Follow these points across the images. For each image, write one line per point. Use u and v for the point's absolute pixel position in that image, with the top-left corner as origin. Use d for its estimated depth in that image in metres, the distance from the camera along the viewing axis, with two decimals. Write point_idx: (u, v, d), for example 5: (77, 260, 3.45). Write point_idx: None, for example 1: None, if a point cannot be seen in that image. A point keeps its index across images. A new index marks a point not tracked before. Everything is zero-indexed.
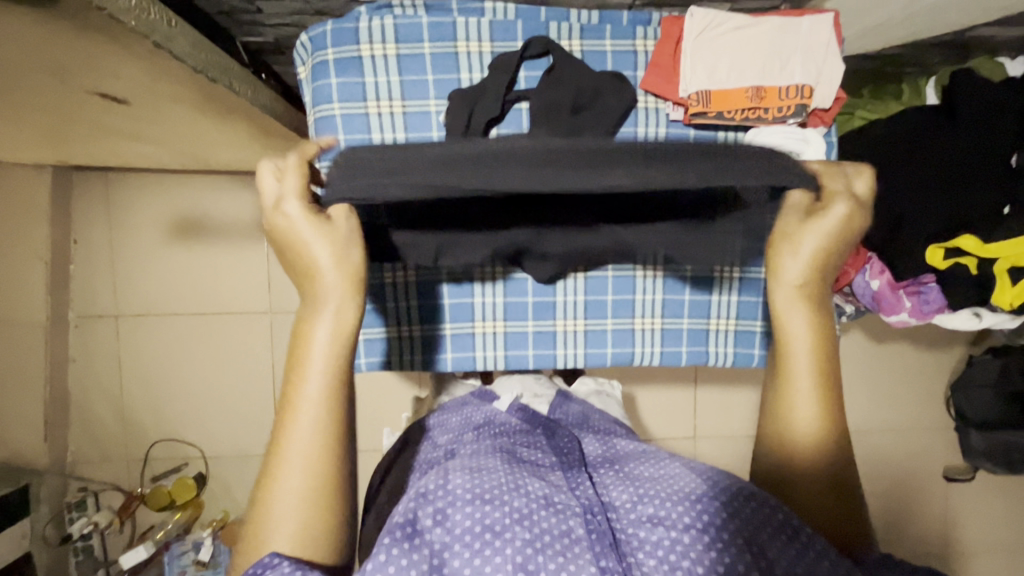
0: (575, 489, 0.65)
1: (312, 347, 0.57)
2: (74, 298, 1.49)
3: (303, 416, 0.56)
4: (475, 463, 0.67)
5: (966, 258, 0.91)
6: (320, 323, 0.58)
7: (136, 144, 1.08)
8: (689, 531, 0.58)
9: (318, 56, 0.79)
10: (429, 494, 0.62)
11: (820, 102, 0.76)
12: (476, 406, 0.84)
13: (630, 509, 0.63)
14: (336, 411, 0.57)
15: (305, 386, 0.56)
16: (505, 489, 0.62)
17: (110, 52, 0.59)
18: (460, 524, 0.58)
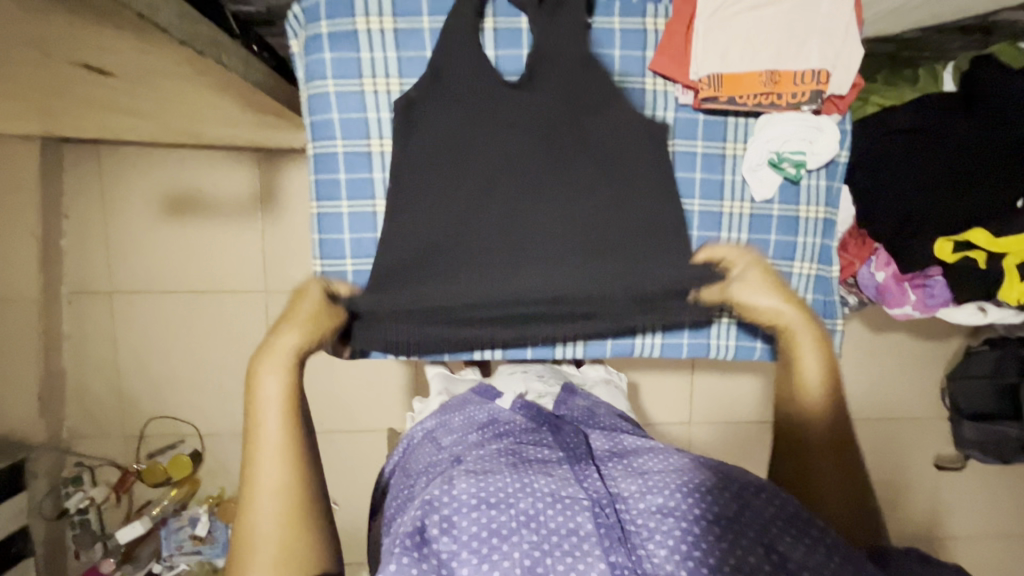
0: (583, 482, 0.64)
1: (274, 407, 0.70)
2: (66, 274, 1.47)
3: (274, 457, 0.68)
4: (480, 465, 0.66)
5: (975, 252, 0.89)
6: (271, 382, 0.70)
7: (126, 118, 1.04)
8: (698, 522, 0.59)
9: (311, 28, 0.75)
10: (433, 501, 0.60)
11: (836, 89, 0.73)
12: (480, 405, 0.82)
13: (639, 501, 0.63)
14: (293, 443, 0.70)
15: (275, 434, 0.69)
16: (512, 489, 0.61)
17: (93, 22, 0.55)
18: (466, 530, 0.58)
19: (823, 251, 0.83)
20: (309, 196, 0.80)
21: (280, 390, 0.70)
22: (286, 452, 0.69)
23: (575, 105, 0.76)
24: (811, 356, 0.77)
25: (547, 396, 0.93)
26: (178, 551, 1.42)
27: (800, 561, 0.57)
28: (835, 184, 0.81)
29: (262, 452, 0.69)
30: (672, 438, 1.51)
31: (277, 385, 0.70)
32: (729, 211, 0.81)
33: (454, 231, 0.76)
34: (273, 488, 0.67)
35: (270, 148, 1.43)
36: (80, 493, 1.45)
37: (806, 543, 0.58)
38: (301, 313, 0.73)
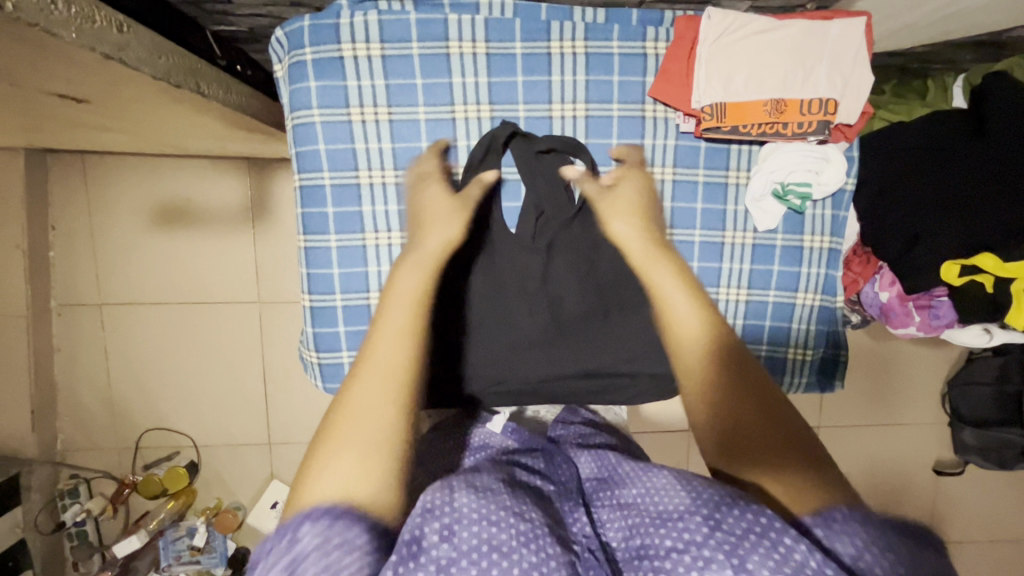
0: (566, 526, 0.57)
1: (403, 313, 0.58)
2: (55, 286, 1.45)
3: (385, 364, 0.55)
4: (480, 481, 0.57)
5: (982, 275, 0.86)
6: (410, 276, 0.60)
7: (108, 134, 1.00)
8: (672, 555, 0.49)
9: (295, 56, 0.72)
10: (434, 507, 0.50)
11: (844, 118, 0.70)
12: (471, 427, 0.76)
13: (625, 548, 0.55)
14: (411, 355, 0.56)
15: (398, 331, 0.57)
16: (513, 510, 0.52)
17: (57, 61, 0.51)
18: (466, 541, 0.48)
19: (828, 282, 0.81)
20: (297, 230, 0.77)
21: (417, 286, 0.60)
22: (404, 357, 0.56)
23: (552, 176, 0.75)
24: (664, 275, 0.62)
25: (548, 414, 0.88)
26: (175, 562, 1.41)
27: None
28: (841, 214, 0.78)
29: (375, 357, 0.55)
30: (670, 446, 1.51)
31: (409, 291, 0.60)
32: (731, 240, 0.79)
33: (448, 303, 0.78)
34: (379, 385, 0.54)
35: (260, 157, 1.40)
36: (76, 505, 1.44)
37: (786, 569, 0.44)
38: (442, 208, 0.66)
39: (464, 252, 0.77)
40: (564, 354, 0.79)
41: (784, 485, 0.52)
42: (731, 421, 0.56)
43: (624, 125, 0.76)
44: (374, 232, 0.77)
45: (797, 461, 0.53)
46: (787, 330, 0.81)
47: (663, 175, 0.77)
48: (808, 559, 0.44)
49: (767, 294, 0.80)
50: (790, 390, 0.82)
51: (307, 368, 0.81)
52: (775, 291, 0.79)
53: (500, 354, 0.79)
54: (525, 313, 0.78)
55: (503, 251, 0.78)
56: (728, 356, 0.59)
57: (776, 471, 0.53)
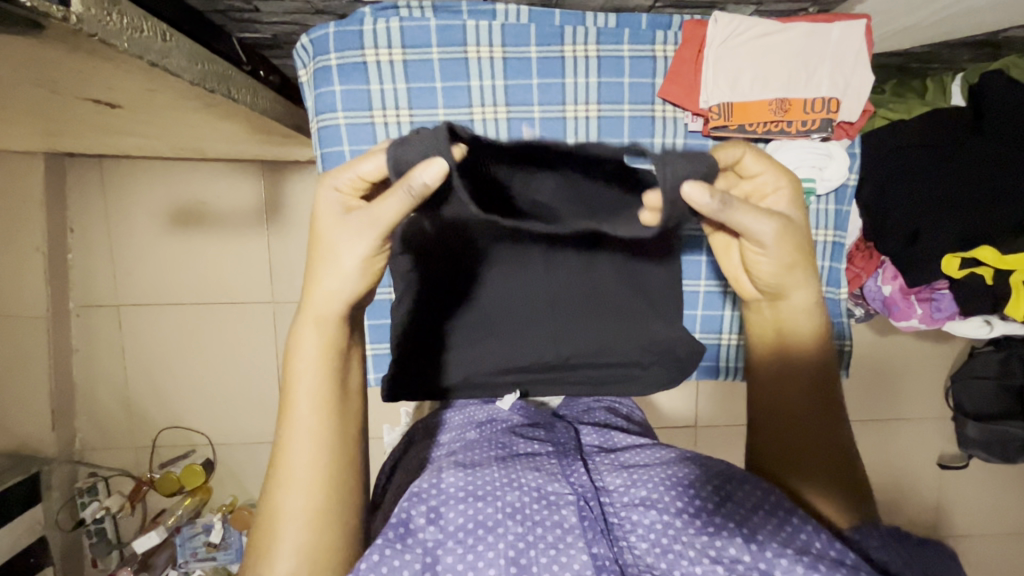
0: (569, 478, 0.64)
1: (312, 376, 0.58)
2: (74, 288, 1.48)
3: (310, 440, 0.58)
4: (471, 459, 0.68)
5: (983, 268, 0.89)
6: (309, 336, 0.59)
7: (132, 138, 1.04)
8: (680, 515, 0.58)
9: (319, 61, 0.75)
10: (422, 492, 0.60)
11: (846, 116, 0.73)
12: (479, 405, 0.85)
13: (623, 494, 0.62)
14: (332, 424, 0.59)
15: (310, 405, 0.58)
16: (498, 485, 0.61)
17: (104, 69, 0.55)
18: (453, 521, 0.57)
19: (831, 274, 0.83)
20: None
21: (319, 345, 0.59)
22: (326, 422, 0.59)
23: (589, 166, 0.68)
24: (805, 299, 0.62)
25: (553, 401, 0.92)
26: (192, 558, 1.46)
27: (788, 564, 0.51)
28: (844, 208, 0.81)
29: (297, 433, 0.57)
30: (676, 441, 1.53)
31: (315, 350, 0.58)
32: None
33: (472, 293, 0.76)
34: (309, 445, 0.58)
35: (274, 160, 1.43)
36: (95, 503, 1.46)
37: (791, 547, 0.52)
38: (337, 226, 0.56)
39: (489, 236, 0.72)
40: (581, 342, 0.79)
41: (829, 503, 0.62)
42: (797, 444, 0.64)
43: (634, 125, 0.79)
44: None
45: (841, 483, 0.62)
46: None
47: None
48: (809, 541, 0.53)
49: None
50: None
51: None
52: None
53: (497, 346, 0.79)
54: (522, 306, 0.77)
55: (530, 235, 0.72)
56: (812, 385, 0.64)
57: (823, 489, 0.62)
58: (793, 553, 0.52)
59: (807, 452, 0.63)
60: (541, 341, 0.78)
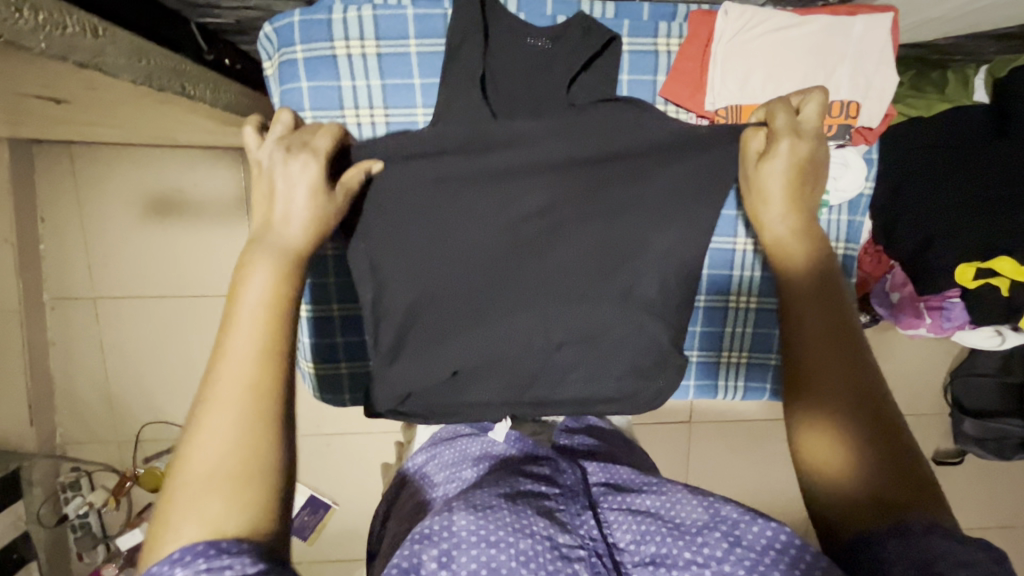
0: (577, 529, 0.61)
1: (257, 304, 0.51)
2: (48, 280, 1.42)
3: (239, 376, 0.48)
4: (479, 498, 0.63)
5: (997, 279, 0.83)
6: (258, 279, 0.52)
7: (94, 128, 0.96)
8: (690, 567, 0.55)
9: (284, 54, 0.68)
10: (433, 534, 0.56)
11: (866, 121, 0.66)
12: (472, 436, 0.80)
13: (634, 551, 0.59)
14: (273, 355, 0.50)
15: (252, 329, 0.50)
16: (511, 529, 0.57)
17: (29, 67, 0.48)
18: (466, 567, 0.54)
19: None
20: None
21: (267, 289, 0.52)
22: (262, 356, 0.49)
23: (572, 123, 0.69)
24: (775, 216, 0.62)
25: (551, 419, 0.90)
26: None
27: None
28: (858, 219, 0.76)
29: (224, 367, 0.49)
30: (672, 438, 1.51)
31: (263, 287, 0.52)
32: (742, 247, 0.81)
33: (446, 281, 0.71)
34: (236, 395, 0.48)
35: (254, 146, 1.35)
36: (79, 498, 1.45)
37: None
38: (302, 190, 0.59)
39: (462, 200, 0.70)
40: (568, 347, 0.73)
41: (816, 438, 0.53)
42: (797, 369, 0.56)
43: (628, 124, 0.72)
44: None
45: (855, 419, 0.52)
46: None
47: None
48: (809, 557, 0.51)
49: None
50: None
51: None
52: None
53: (472, 344, 0.72)
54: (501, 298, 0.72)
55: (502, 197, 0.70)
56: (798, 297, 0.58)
57: (819, 423, 0.54)
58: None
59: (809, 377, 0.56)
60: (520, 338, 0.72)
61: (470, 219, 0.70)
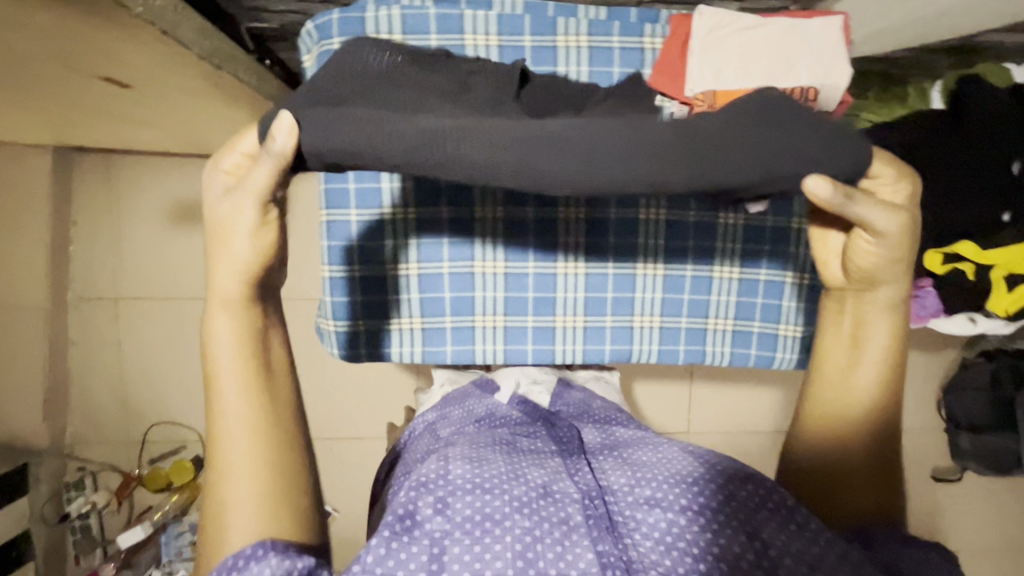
0: (574, 475, 0.66)
1: (230, 360, 0.52)
2: (74, 280, 1.49)
3: (245, 432, 0.52)
4: (474, 452, 0.67)
5: (964, 263, 0.93)
6: (223, 323, 0.52)
7: (140, 129, 1.06)
8: (685, 513, 0.60)
9: (323, 45, 0.78)
10: (429, 483, 0.61)
11: (824, 103, 0.76)
12: (479, 398, 0.85)
13: (628, 493, 0.63)
14: (265, 408, 0.53)
15: (238, 383, 0.53)
16: (505, 478, 0.62)
17: (117, 37, 0.58)
18: (460, 512, 0.57)
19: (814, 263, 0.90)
20: (319, 204, 0.83)
21: (237, 351, 0.52)
22: (256, 406, 0.53)
23: None
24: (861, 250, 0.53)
25: (544, 381, 0.93)
26: (177, 558, 1.41)
27: (796, 554, 0.56)
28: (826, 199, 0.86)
29: (226, 427, 0.52)
30: None
31: (229, 338, 0.52)
32: (724, 221, 0.86)
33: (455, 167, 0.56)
34: (244, 434, 0.53)
35: None
36: (82, 497, 1.44)
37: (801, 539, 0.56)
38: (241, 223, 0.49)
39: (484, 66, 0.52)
40: None
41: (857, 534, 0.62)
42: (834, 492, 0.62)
43: None
44: None
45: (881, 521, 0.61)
46: (778, 307, 0.89)
47: None
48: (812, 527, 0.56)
49: (759, 272, 0.88)
50: (782, 364, 0.91)
51: (323, 335, 0.87)
52: (765, 270, 0.88)
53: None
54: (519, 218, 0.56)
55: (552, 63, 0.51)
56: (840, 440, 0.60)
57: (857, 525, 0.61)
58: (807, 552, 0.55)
59: (845, 497, 0.61)
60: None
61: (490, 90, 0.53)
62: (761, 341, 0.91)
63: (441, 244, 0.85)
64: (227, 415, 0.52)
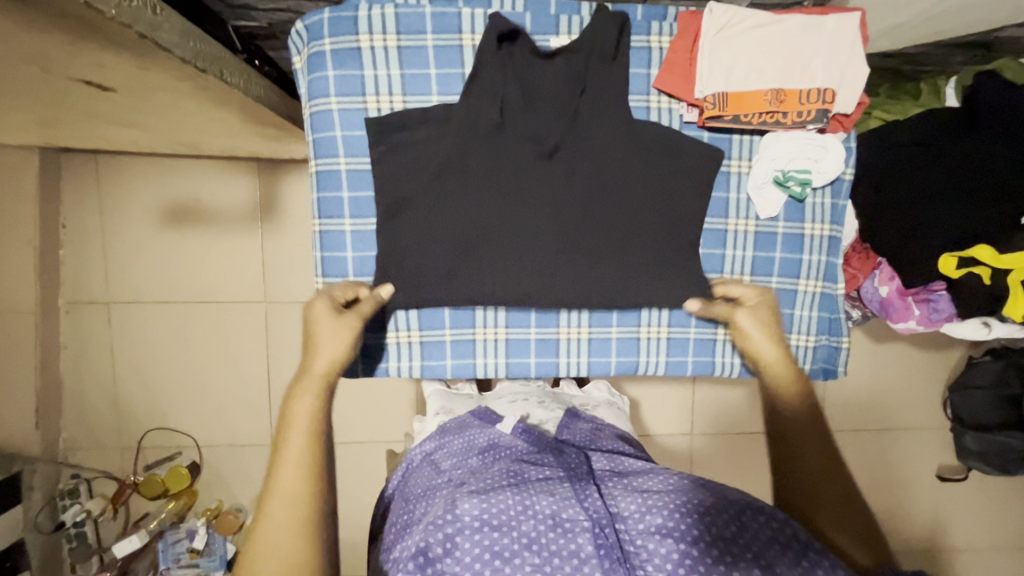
0: (584, 502, 0.62)
1: (304, 426, 0.65)
2: (65, 284, 1.46)
3: (295, 483, 0.61)
4: (482, 485, 0.65)
5: (980, 267, 0.89)
6: (304, 401, 0.67)
7: (127, 130, 1.03)
8: (696, 543, 0.58)
9: (314, 46, 0.78)
10: (439, 518, 0.59)
11: (842, 107, 0.76)
12: (480, 427, 0.80)
13: (638, 521, 0.61)
14: (318, 459, 0.64)
15: (301, 448, 0.64)
16: (515, 510, 0.60)
17: (93, 42, 0.55)
18: (469, 552, 0.57)
19: (829, 268, 0.88)
20: (312, 214, 0.82)
21: (310, 416, 0.66)
22: (306, 464, 0.63)
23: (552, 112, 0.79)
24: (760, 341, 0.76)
25: (549, 421, 0.90)
26: (175, 565, 1.37)
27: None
28: (840, 202, 0.86)
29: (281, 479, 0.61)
30: (674, 448, 1.51)
31: (309, 410, 0.66)
32: (733, 228, 0.85)
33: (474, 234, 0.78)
34: (294, 483, 0.61)
35: (270, 158, 1.43)
36: (76, 506, 1.41)
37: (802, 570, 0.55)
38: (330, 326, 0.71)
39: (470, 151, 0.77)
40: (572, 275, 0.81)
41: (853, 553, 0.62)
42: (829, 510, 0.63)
43: (613, 109, 0.79)
44: (376, 95, 0.79)
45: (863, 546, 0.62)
46: (790, 315, 0.87)
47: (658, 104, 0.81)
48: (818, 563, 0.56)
49: (770, 280, 0.86)
50: (796, 374, 0.89)
51: None
52: (777, 277, 0.86)
53: (495, 245, 0.79)
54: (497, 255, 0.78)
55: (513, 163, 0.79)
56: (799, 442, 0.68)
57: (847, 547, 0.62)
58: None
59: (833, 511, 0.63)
60: (553, 246, 0.80)
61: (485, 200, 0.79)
62: None
63: (442, 311, 0.83)
64: (284, 467, 0.62)
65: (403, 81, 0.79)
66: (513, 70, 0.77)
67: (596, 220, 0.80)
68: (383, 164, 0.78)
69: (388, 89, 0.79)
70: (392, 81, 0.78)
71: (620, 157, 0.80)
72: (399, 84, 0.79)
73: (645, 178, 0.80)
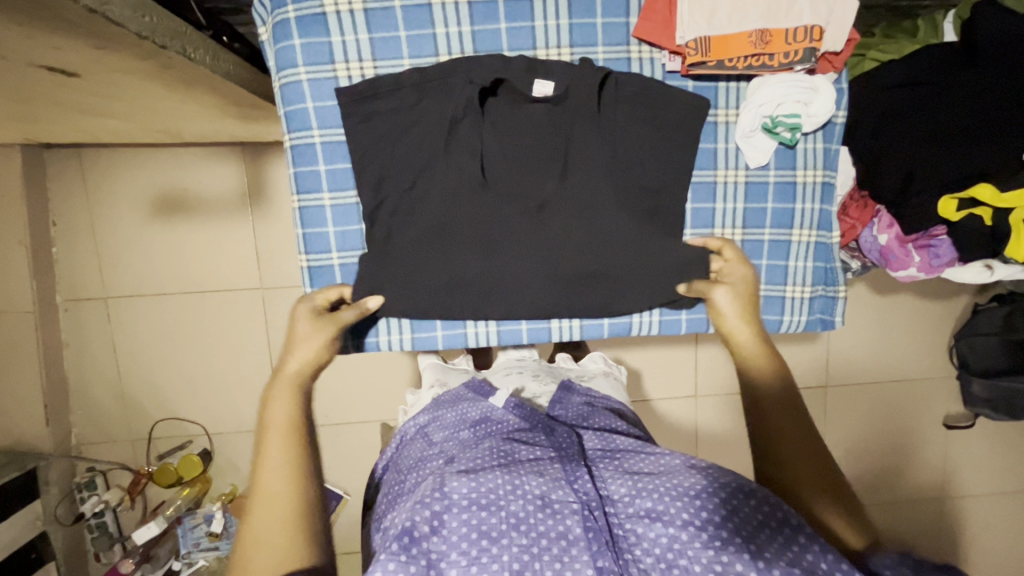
0: (573, 483, 0.62)
1: (283, 421, 0.66)
2: (61, 283, 1.46)
3: (282, 483, 0.62)
4: (473, 464, 0.65)
5: (980, 208, 0.87)
6: (280, 403, 0.67)
7: (101, 119, 1.00)
8: (687, 528, 0.57)
9: (278, 14, 0.75)
10: (428, 496, 0.59)
11: (831, 44, 0.74)
12: (474, 401, 0.79)
13: (628, 504, 0.61)
14: (302, 459, 0.64)
15: (283, 451, 0.64)
16: (504, 490, 0.60)
17: (40, 21, 0.53)
18: (456, 530, 0.57)
19: (822, 217, 0.86)
20: (291, 190, 0.80)
21: (288, 414, 0.66)
22: (292, 460, 0.63)
23: (535, 123, 0.79)
24: (732, 317, 0.74)
25: (544, 395, 0.90)
26: (195, 549, 1.42)
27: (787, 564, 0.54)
28: (832, 146, 0.83)
29: (266, 485, 0.62)
30: (678, 410, 1.51)
31: (286, 410, 0.66)
32: (723, 179, 0.83)
33: (462, 268, 0.79)
34: (282, 476, 0.62)
35: (255, 141, 1.40)
36: (94, 497, 1.43)
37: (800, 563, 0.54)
38: (305, 327, 0.72)
39: (460, 169, 0.77)
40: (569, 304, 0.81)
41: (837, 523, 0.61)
42: (801, 480, 0.64)
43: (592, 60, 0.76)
44: (345, 62, 0.76)
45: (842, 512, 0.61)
46: (785, 267, 0.85)
47: (638, 54, 0.79)
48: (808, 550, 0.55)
49: (763, 232, 0.85)
50: (791, 327, 0.88)
51: None
52: (769, 229, 0.84)
53: (485, 295, 0.80)
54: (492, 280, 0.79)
55: (496, 172, 0.79)
56: (774, 416, 0.67)
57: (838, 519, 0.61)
58: (800, 572, 0.53)
59: (800, 477, 0.64)
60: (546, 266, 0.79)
61: (467, 220, 0.78)
62: (768, 305, 0.86)
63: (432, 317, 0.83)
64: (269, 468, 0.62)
65: (372, 46, 0.76)
66: (492, 124, 0.78)
67: (596, 245, 0.79)
68: (364, 152, 0.77)
69: (357, 55, 0.76)
70: (360, 46, 0.76)
71: (605, 213, 0.79)
72: (368, 50, 0.77)
73: (633, 167, 0.79)
